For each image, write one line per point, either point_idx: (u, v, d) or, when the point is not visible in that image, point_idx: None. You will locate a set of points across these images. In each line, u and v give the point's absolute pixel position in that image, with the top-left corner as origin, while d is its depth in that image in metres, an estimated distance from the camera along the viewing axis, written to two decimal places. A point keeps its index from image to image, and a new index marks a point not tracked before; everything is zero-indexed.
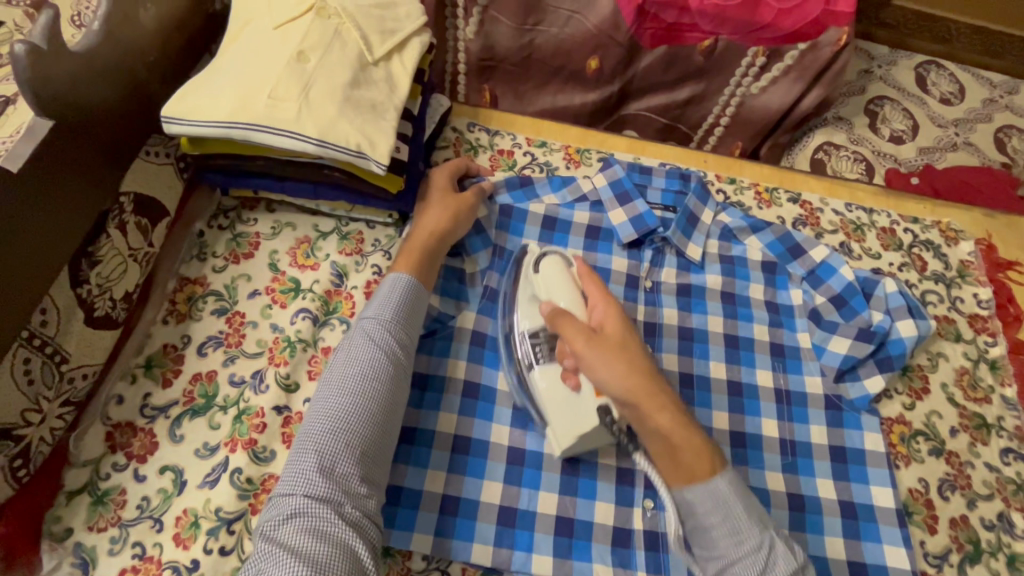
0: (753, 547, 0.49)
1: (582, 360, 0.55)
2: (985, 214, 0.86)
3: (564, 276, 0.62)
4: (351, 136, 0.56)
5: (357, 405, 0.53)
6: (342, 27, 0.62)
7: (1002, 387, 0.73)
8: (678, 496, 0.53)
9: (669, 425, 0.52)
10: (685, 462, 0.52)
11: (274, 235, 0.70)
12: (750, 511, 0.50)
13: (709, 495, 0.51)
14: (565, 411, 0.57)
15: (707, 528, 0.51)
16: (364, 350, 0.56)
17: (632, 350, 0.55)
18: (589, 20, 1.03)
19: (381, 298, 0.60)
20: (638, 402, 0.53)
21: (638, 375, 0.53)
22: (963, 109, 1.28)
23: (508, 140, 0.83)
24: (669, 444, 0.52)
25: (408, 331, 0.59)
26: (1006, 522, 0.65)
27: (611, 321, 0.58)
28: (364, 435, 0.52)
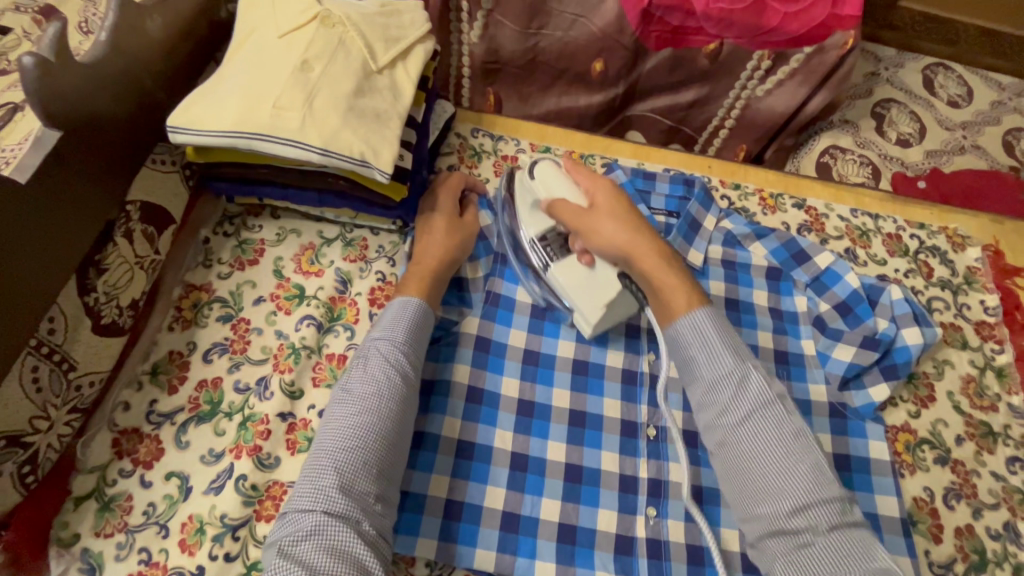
0: (728, 371, 0.55)
1: (582, 232, 0.64)
2: (992, 220, 0.86)
3: (557, 173, 0.69)
4: (355, 145, 0.56)
5: (374, 424, 0.53)
6: (346, 36, 0.62)
7: (1009, 395, 0.72)
8: (667, 333, 0.60)
9: (652, 266, 0.62)
10: (668, 300, 0.61)
11: (279, 242, 0.71)
12: (732, 345, 0.57)
13: (691, 326, 0.58)
14: (586, 285, 0.64)
15: (692, 360, 0.58)
16: (379, 368, 0.56)
17: (632, 221, 0.65)
18: (593, 23, 1.03)
19: (395, 316, 0.60)
20: (630, 256, 0.63)
21: (629, 234, 0.64)
22: (971, 111, 1.27)
23: (512, 145, 0.83)
24: (653, 285, 0.62)
25: (418, 351, 0.59)
26: (1012, 532, 0.64)
27: (602, 196, 0.67)
28: (380, 454, 0.53)
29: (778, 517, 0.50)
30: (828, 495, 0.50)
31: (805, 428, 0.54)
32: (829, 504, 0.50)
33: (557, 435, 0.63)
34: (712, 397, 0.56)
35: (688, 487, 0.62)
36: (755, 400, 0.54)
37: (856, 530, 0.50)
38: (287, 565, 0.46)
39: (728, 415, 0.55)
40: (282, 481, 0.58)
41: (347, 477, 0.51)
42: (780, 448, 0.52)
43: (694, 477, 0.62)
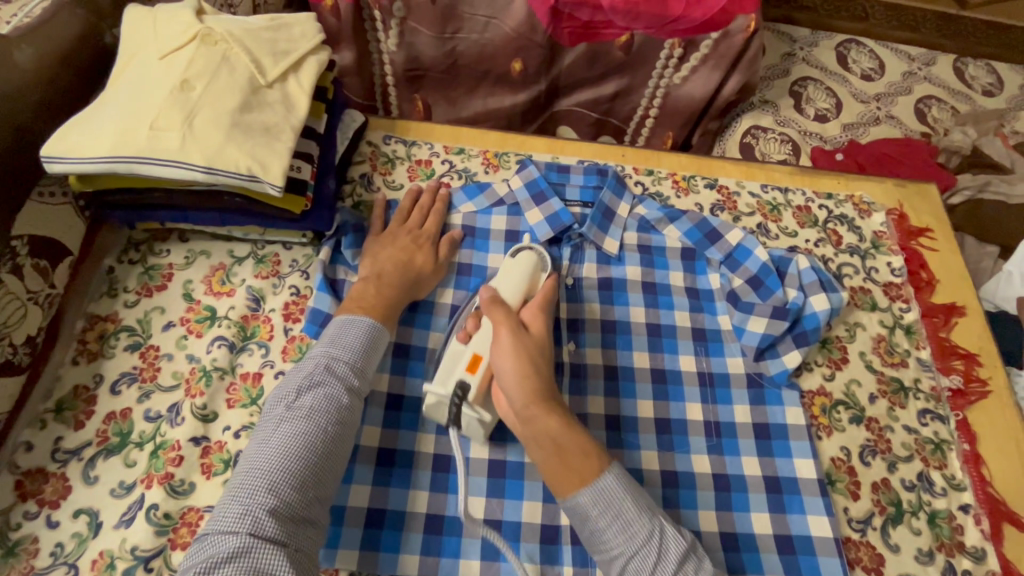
0: (643, 539, 0.51)
1: (496, 344, 0.60)
2: (896, 185, 0.89)
3: (526, 274, 0.66)
4: (240, 161, 0.56)
5: (312, 445, 0.53)
6: (231, 52, 0.62)
7: (917, 350, 0.75)
8: (569, 502, 0.54)
9: (557, 428, 0.55)
10: (574, 466, 0.54)
11: (188, 265, 0.70)
12: (639, 509, 0.53)
13: (596, 496, 0.53)
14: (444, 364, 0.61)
15: (601, 530, 0.52)
16: (325, 389, 0.56)
17: (542, 362, 0.59)
18: (506, 25, 1.04)
19: (344, 333, 0.60)
20: (531, 407, 0.56)
21: (536, 380, 0.57)
22: (884, 83, 1.32)
23: (426, 149, 0.83)
24: (563, 446, 0.54)
25: (365, 373, 0.60)
26: (925, 481, 0.67)
27: (537, 326, 0.62)
28: (315, 477, 0.52)
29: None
30: None
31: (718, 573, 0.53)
32: None
33: None
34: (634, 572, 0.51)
35: None
36: (676, 560, 0.51)
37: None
38: None
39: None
40: (197, 506, 0.57)
41: (281, 498, 0.49)
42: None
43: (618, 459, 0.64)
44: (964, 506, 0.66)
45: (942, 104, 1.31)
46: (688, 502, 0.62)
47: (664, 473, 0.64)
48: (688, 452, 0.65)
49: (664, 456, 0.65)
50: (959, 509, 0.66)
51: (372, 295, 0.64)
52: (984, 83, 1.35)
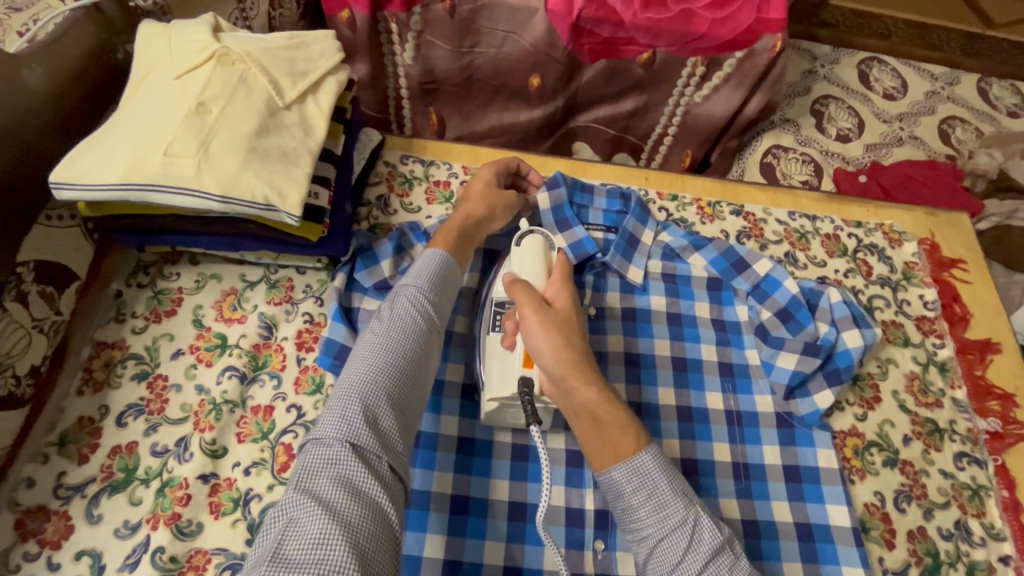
0: (678, 523, 0.50)
1: (524, 322, 0.57)
2: (927, 214, 0.87)
3: (540, 257, 0.64)
4: (257, 190, 0.54)
5: (397, 365, 0.52)
6: (248, 73, 0.60)
7: (952, 390, 0.72)
8: (604, 477, 0.52)
9: (595, 400, 0.53)
10: (611, 439, 0.52)
11: (198, 289, 0.67)
12: (678, 492, 0.51)
13: (633, 472, 0.51)
14: (499, 368, 0.59)
15: (633, 509, 0.51)
16: (405, 313, 0.56)
17: (573, 333, 0.57)
18: (526, 40, 1.02)
19: (421, 266, 0.61)
20: (569, 381, 0.54)
21: (572, 349, 0.55)
22: (906, 103, 1.30)
23: (444, 170, 0.81)
24: (596, 418, 0.53)
25: (441, 304, 0.59)
26: (963, 530, 0.64)
27: (563, 299, 0.60)
28: (400, 397, 0.51)
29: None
30: None
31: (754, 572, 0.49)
32: None
33: (500, 472, 0.61)
34: (664, 554, 0.49)
35: None
36: (709, 551, 0.48)
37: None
38: (301, 496, 0.43)
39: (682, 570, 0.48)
40: (205, 548, 0.54)
41: (371, 410, 0.48)
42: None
43: None
44: (1003, 557, 0.63)
45: (966, 125, 1.28)
46: None
47: None
48: (716, 495, 0.63)
49: None
50: (999, 560, 0.63)
51: None
52: (1009, 104, 1.33)
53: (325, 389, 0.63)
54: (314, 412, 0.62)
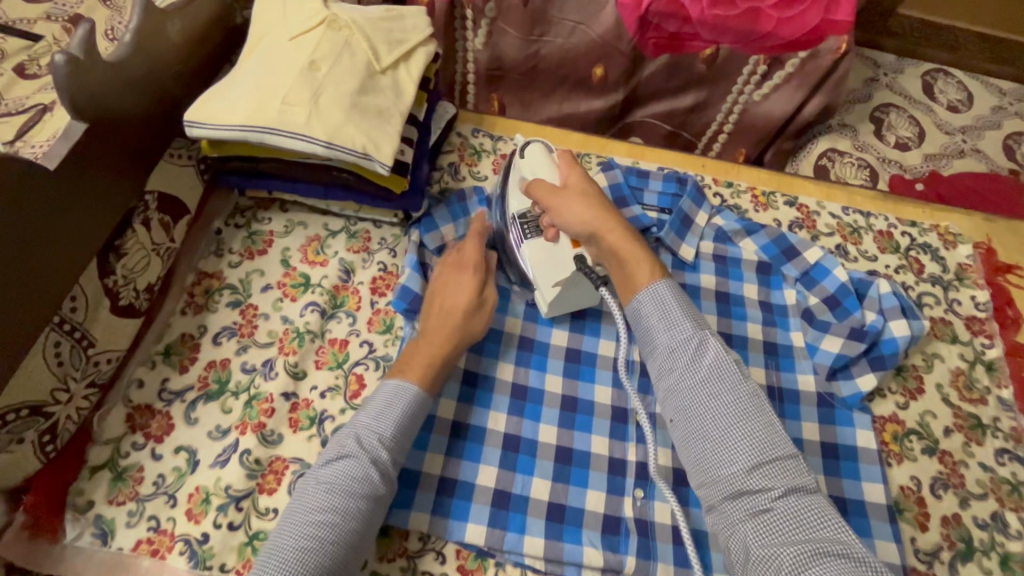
0: (686, 339, 0.57)
1: (552, 210, 0.67)
2: (984, 219, 0.87)
3: (545, 156, 0.72)
4: (357, 139, 0.60)
5: (336, 523, 0.51)
6: (352, 38, 0.66)
7: (998, 389, 0.73)
8: (630, 308, 0.62)
9: (618, 242, 0.64)
10: (634, 277, 0.63)
11: (287, 234, 0.75)
12: (691, 320, 0.59)
13: (653, 299, 0.60)
14: (547, 258, 0.67)
15: (651, 329, 0.60)
16: (355, 461, 0.54)
17: (594, 198, 0.68)
18: (593, 31, 1.07)
19: (384, 404, 0.57)
20: (597, 232, 0.65)
21: (596, 211, 0.66)
22: (971, 116, 1.28)
23: (511, 145, 0.86)
24: (619, 256, 0.64)
25: (400, 447, 0.57)
26: (999, 522, 0.65)
27: (575, 177, 0.70)
28: (336, 555, 0.50)
29: (737, 479, 0.51)
30: (782, 456, 0.51)
31: (759, 392, 0.55)
32: (787, 472, 0.51)
33: (549, 418, 0.65)
34: (673, 367, 0.57)
35: (675, 472, 0.63)
36: (712, 362, 0.56)
37: (812, 495, 0.51)
38: None
39: (688, 372, 0.56)
40: (284, 456, 0.61)
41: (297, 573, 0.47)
42: (730, 413, 0.53)
43: None
44: None
45: None
46: None
47: None
48: None
49: None
50: None
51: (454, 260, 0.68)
52: None
53: (394, 330, 0.69)
54: (385, 349, 0.68)
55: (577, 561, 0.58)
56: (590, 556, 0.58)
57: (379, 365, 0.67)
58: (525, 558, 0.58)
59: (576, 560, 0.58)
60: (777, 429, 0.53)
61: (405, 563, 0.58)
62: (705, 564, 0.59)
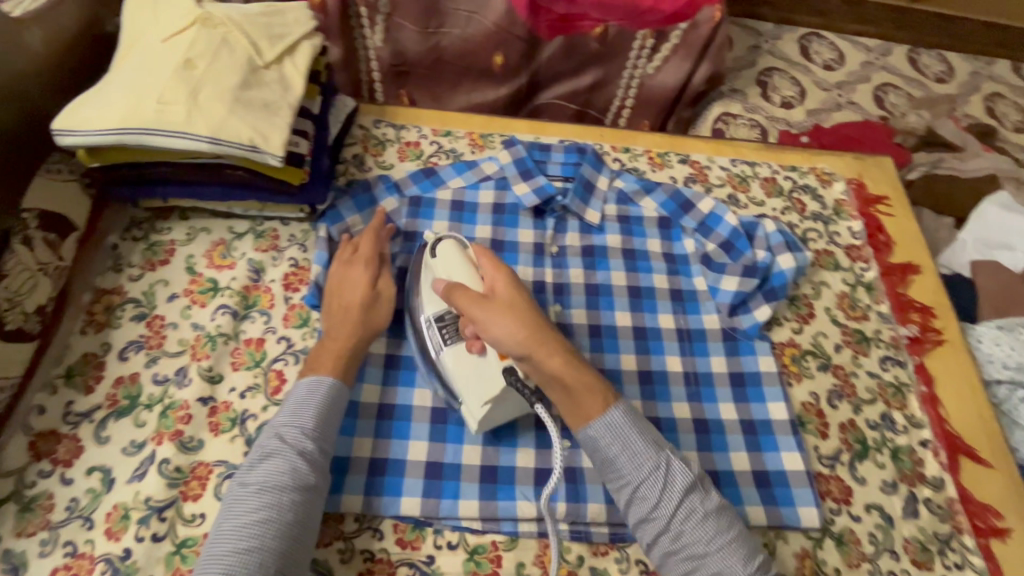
0: (653, 468, 0.55)
1: (476, 323, 0.59)
2: (854, 158, 0.96)
3: (459, 256, 0.65)
4: (243, 133, 0.60)
5: (271, 521, 0.50)
6: (230, 35, 0.66)
7: (877, 305, 0.81)
8: (582, 436, 0.57)
9: (561, 368, 0.57)
10: (582, 403, 0.57)
11: (189, 241, 0.73)
12: (645, 440, 0.56)
13: (607, 428, 0.56)
14: (472, 377, 0.60)
15: (613, 460, 0.56)
16: (281, 457, 0.54)
17: (523, 308, 0.59)
18: (487, 19, 1.10)
19: (302, 398, 0.58)
20: (532, 352, 0.57)
21: (530, 327, 0.58)
22: (844, 72, 1.41)
23: (414, 132, 0.87)
24: (564, 385, 0.57)
25: (326, 435, 0.57)
26: (888, 421, 0.72)
27: (501, 284, 0.61)
28: (277, 552, 0.49)
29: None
30: (756, 561, 0.53)
31: (724, 502, 0.56)
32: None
33: None
34: (643, 496, 0.55)
35: None
36: (683, 489, 0.54)
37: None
38: None
39: (660, 511, 0.54)
40: (206, 460, 0.59)
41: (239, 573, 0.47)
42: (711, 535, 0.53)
43: None
44: (923, 442, 0.71)
45: (898, 91, 1.40)
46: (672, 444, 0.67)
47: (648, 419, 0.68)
48: (670, 400, 0.70)
49: (647, 404, 0.69)
50: (919, 445, 0.71)
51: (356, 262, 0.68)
52: (937, 71, 1.45)
53: (311, 322, 0.69)
54: (303, 342, 0.68)
55: (511, 516, 0.60)
56: (523, 508, 0.61)
57: (298, 358, 0.67)
58: (462, 521, 0.60)
59: (511, 515, 0.60)
60: (748, 540, 0.55)
61: (343, 545, 0.58)
62: None
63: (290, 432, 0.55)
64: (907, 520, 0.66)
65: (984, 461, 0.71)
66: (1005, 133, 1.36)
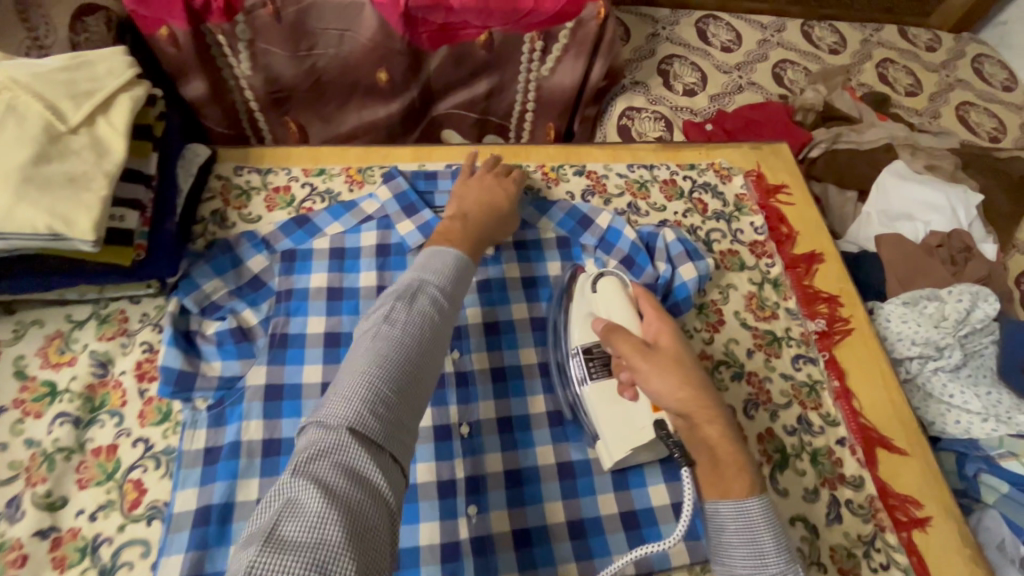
0: (777, 574, 0.49)
1: (637, 373, 0.57)
2: (752, 148, 0.95)
3: (621, 296, 0.63)
4: (38, 220, 0.51)
5: (405, 348, 0.50)
6: (18, 101, 0.56)
7: (785, 301, 0.80)
8: (708, 512, 0.54)
9: (717, 438, 0.54)
10: (728, 476, 0.53)
11: (17, 339, 0.63)
12: (778, 541, 0.50)
13: (740, 514, 0.52)
14: (621, 420, 0.60)
15: (728, 545, 0.51)
16: (419, 308, 0.53)
17: (688, 368, 0.57)
18: (361, 36, 1.02)
19: (432, 261, 0.58)
20: (692, 415, 0.55)
21: (691, 387, 0.55)
22: (742, 52, 1.40)
23: (283, 175, 0.79)
24: (716, 457, 0.54)
25: (456, 293, 0.57)
26: (805, 423, 0.71)
27: (666, 337, 0.59)
28: (405, 390, 0.48)
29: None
30: None
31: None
32: None
33: None
34: None
35: (507, 474, 0.63)
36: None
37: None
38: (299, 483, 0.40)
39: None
40: None
41: (382, 404, 0.46)
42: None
43: (512, 460, 0.64)
44: (841, 440, 0.70)
45: (796, 66, 1.40)
46: (586, 489, 0.63)
47: (560, 464, 0.64)
48: (582, 439, 0.66)
49: (559, 448, 0.65)
50: (837, 444, 0.70)
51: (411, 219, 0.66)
52: (830, 42, 1.46)
53: (174, 416, 0.61)
54: (165, 441, 0.60)
55: None
56: None
57: (160, 461, 0.59)
58: None
59: None
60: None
61: None
62: (551, 558, 0.59)
63: (427, 287, 0.55)
64: (832, 527, 0.65)
65: (898, 449, 0.71)
66: (897, 99, 1.40)
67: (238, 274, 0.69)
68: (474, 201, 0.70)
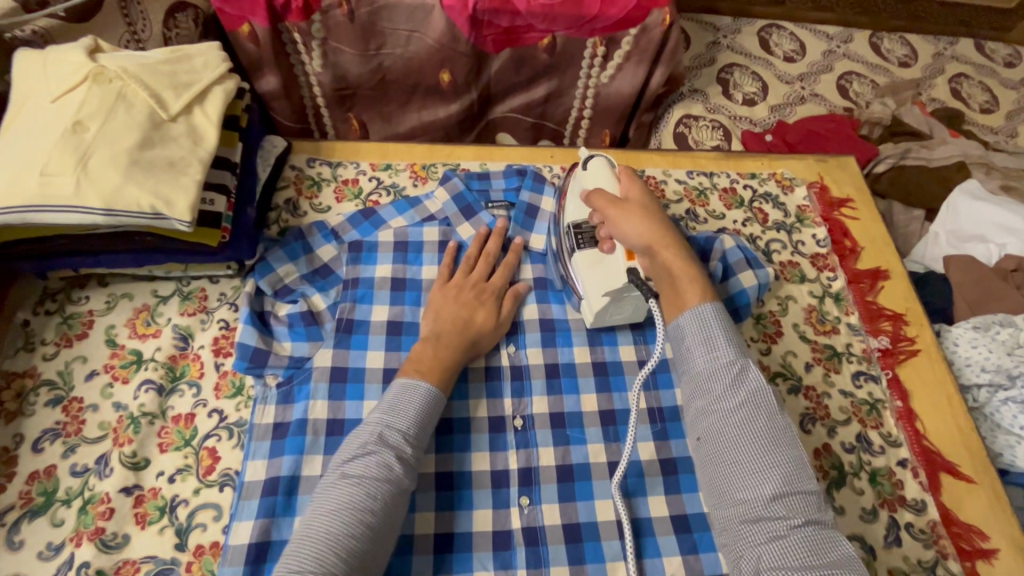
0: (727, 364, 0.53)
1: (610, 221, 0.65)
2: (816, 160, 0.93)
3: (607, 170, 0.70)
4: (142, 199, 0.55)
5: (366, 510, 0.49)
6: (128, 89, 0.61)
7: (846, 316, 0.78)
8: (672, 325, 0.58)
9: (675, 260, 0.60)
10: (682, 291, 0.58)
11: (109, 310, 0.68)
12: (731, 341, 0.54)
13: (697, 319, 0.56)
14: (601, 271, 0.65)
15: (688, 351, 0.55)
16: (377, 457, 0.52)
17: (653, 215, 0.64)
18: (428, 37, 1.05)
19: (401, 398, 0.57)
20: (653, 245, 0.61)
21: (658, 230, 0.62)
22: (806, 63, 1.37)
23: (352, 168, 0.83)
24: (670, 274, 0.59)
25: (421, 435, 0.56)
26: (864, 442, 0.69)
27: (636, 192, 0.66)
28: (363, 548, 0.48)
29: (756, 505, 0.48)
30: (805, 488, 0.48)
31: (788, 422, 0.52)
32: (810, 504, 0.48)
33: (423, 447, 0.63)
34: (706, 389, 0.53)
35: (559, 468, 0.63)
36: (750, 390, 0.52)
37: (828, 528, 0.47)
38: None
39: (723, 403, 0.52)
40: (134, 558, 0.55)
41: (334, 571, 0.45)
42: (761, 436, 0.50)
43: (563, 456, 0.64)
44: (902, 461, 0.68)
45: (862, 79, 1.36)
46: (638, 490, 0.62)
47: (612, 464, 0.64)
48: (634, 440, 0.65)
49: (610, 448, 0.64)
50: (898, 465, 0.68)
51: (430, 358, 0.61)
52: (900, 55, 1.41)
53: (246, 390, 0.65)
54: (237, 414, 0.63)
55: None
56: None
57: (232, 432, 0.62)
58: None
59: None
60: (792, 436, 0.51)
61: None
62: (599, 555, 0.59)
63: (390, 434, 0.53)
64: (890, 550, 0.63)
65: (965, 476, 0.68)
66: (971, 115, 1.33)
67: (310, 261, 0.73)
68: (449, 315, 0.66)
